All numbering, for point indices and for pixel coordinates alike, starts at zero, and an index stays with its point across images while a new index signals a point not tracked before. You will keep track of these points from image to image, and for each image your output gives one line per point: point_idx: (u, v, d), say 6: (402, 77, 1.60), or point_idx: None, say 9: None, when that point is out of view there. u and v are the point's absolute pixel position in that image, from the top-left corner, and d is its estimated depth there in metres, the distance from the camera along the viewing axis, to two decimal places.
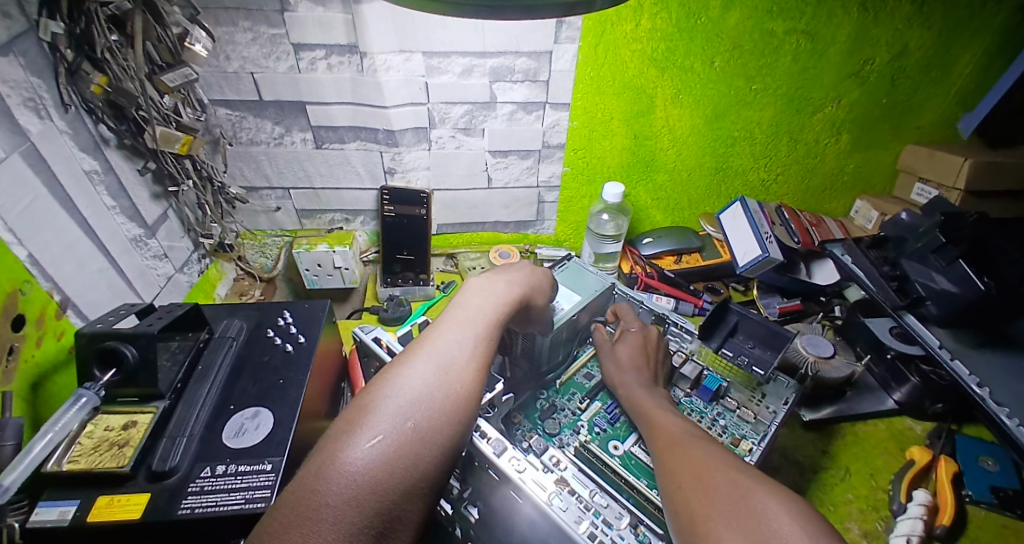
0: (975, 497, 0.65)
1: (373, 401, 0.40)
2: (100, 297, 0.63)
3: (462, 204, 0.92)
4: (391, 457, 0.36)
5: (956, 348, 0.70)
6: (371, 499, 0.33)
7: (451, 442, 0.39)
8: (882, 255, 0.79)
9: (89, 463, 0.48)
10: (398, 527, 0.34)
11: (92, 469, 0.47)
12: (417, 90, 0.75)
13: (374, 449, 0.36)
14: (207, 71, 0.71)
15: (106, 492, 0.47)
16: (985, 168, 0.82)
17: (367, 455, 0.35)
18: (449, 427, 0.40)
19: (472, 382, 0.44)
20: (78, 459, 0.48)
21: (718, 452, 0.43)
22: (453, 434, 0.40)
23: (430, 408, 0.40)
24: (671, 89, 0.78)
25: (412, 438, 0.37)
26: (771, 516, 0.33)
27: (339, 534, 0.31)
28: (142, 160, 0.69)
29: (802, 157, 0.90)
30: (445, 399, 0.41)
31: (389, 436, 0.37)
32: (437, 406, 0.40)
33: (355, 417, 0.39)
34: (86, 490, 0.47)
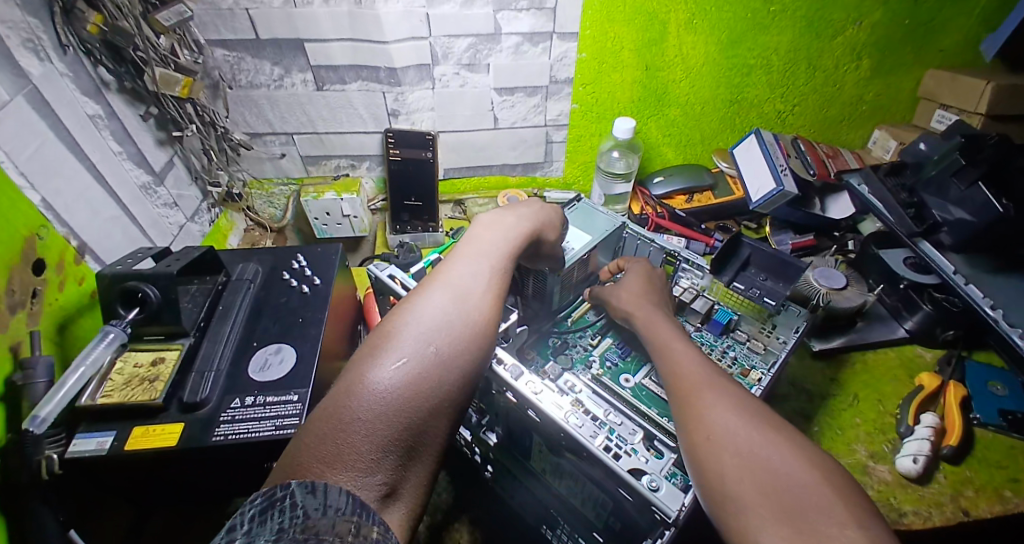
0: (983, 419, 0.66)
1: (395, 328, 0.40)
2: (116, 244, 0.64)
3: (468, 146, 0.90)
4: (416, 378, 0.36)
5: (972, 274, 0.69)
6: (400, 416, 0.33)
7: (472, 366, 0.39)
8: (900, 183, 0.77)
9: (123, 397, 0.50)
10: (426, 442, 0.34)
11: (124, 402, 0.49)
12: (418, 23, 0.72)
13: (400, 370, 0.35)
14: (201, 8, 0.68)
15: (141, 423, 0.49)
16: (1010, 91, 0.79)
17: (393, 375, 0.35)
18: (470, 353, 0.40)
19: (488, 310, 0.44)
20: (111, 393, 0.50)
21: (744, 400, 0.40)
22: (475, 359, 0.40)
23: (450, 334, 0.40)
24: (684, 14, 0.74)
25: (435, 362, 0.37)
26: (774, 456, 0.34)
27: (371, 445, 0.31)
28: (144, 106, 0.68)
29: (820, 85, 0.86)
30: (463, 327, 0.41)
31: (413, 358, 0.37)
32: (457, 333, 0.40)
33: (378, 343, 0.38)
34: (122, 421, 0.49)
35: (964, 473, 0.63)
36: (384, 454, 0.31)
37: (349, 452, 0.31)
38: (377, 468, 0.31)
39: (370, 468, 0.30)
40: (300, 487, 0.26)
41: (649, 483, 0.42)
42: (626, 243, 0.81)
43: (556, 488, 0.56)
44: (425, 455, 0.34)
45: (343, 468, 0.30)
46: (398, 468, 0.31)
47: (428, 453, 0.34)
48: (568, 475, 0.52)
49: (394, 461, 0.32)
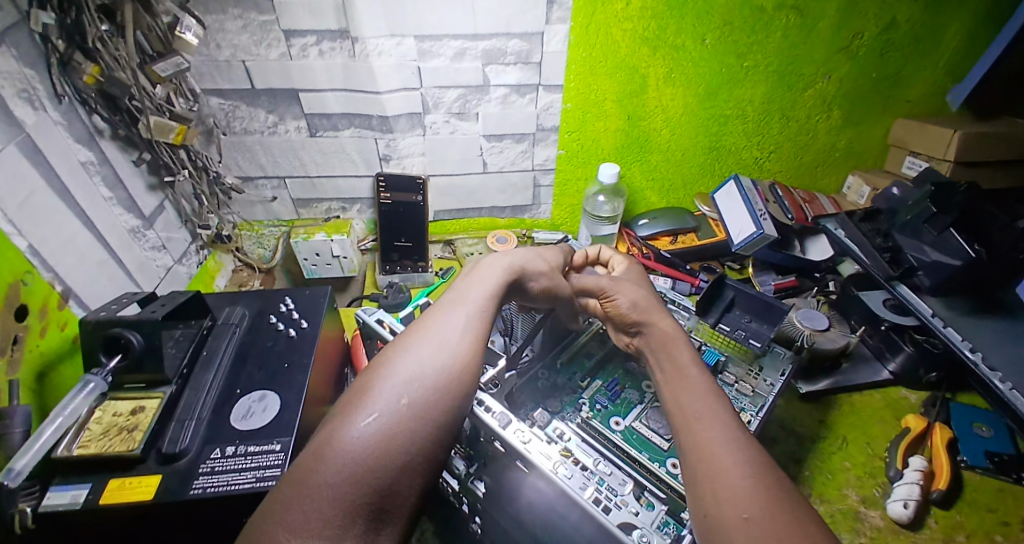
0: (970, 461, 0.67)
1: (370, 381, 0.39)
2: (102, 289, 0.64)
3: (458, 189, 0.92)
4: (387, 434, 0.35)
5: (948, 316, 0.71)
6: (368, 478, 0.33)
7: (447, 417, 0.38)
8: (876, 228, 0.80)
9: (100, 447, 0.48)
10: (396, 503, 0.33)
11: (101, 453, 0.47)
12: (410, 75, 0.75)
13: (370, 427, 0.35)
14: (199, 60, 0.71)
15: (117, 475, 0.47)
16: (974, 139, 0.83)
17: (363, 433, 0.35)
18: (446, 404, 0.39)
19: (469, 358, 0.43)
20: (88, 444, 0.49)
21: (754, 463, 0.37)
22: (451, 409, 0.39)
23: (426, 385, 0.39)
24: (663, 68, 0.78)
25: (408, 415, 0.36)
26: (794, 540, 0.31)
27: (337, 511, 0.31)
28: (137, 152, 0.69)
29: (794, 133, 0.91)
30: (439, 376, 0.40)
31: (385, 413, 0.36)
32: (433, 383, 0.39)
33: (352, 398, 0.38)
34: (96, 473, 0.47)
35: (955, 517, 0.63)
36: (350, 520, 0.31)
37: (314, 520, 0.30)
38: (344, 534, 0.30)
39: (335, 536, 0.30)
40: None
41: (640, 538, 0.41)
42: None
43: (544, 540, 0.54)
44: (395, 518, 0.33)
45: (307, 536, 0.29)
46: (364, 533, 0.31)
47: (397, 513, 0.33)
48: (556, 525, 0.51)
49: (360, 525, 0.31)
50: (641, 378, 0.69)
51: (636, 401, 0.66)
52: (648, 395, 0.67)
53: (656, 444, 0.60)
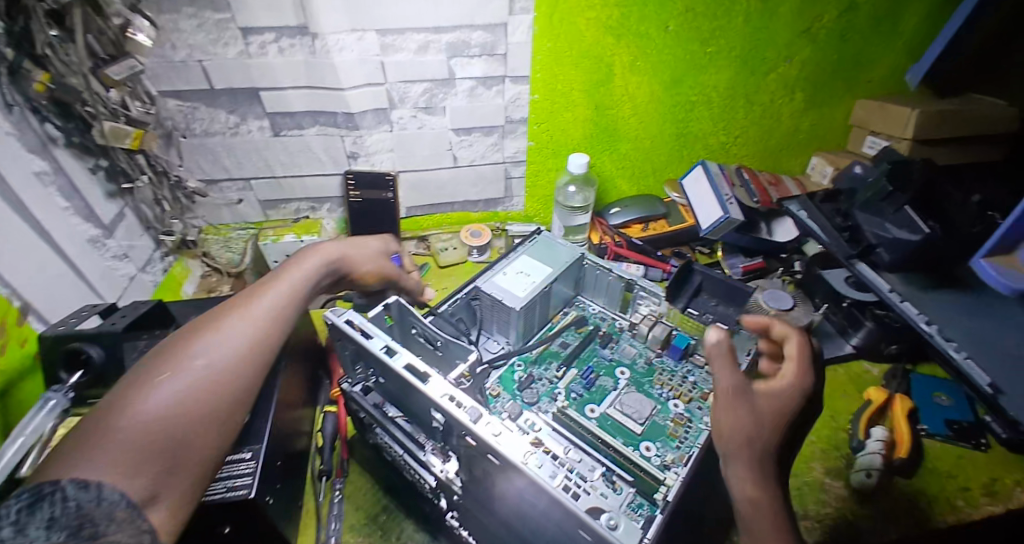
0: (929, 430, 0.70)
1: (178, 349, 0.40)
2: (64, 302, 0.62)
3: (429, 184, 0.92)
4: (186, 395, 0.37)
5: (906, 292, 0.74)
6: (165, 435, 0.35)
7: (250, 380, 0.41)
8: (836, 208, 0.82)
9: None
10: (193, 451, 0.36)
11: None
12: (374, 70, 0.74)
13: (168, 390, 0.36)
14: (154, 61, 0.68)
15: None
16: (933, 117, 0.85)
17: (160, 396, 0.36)
18: (249, 371, 0.41)
19: (281, 335, 0.46)
20: (55, 463, 0.47)
21: None
22: (255, 374, 0.42)
23: (233, 351, 0.41)
24: (628, 57, 0.78)
25: (209, 378, 0.39)
26: None
27: (133, 457, 0.33)
28: (93, 159, 0.67)
29: (759, 118, 0.92)
30: (252, 343, 0.43)
31: (184, 377, 0.38)
32: (238, 350, 0.41)
33: (154, 366, 0.38)
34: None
35: (916, 485, 0.66)
36: (142, 466, 0.33)
37: (101, 464, 0.31)
38: (138, 475, 0.32)
39: (129, 473, 0.32)
40: (71, 486, 0.30)
41: (608, 521, 0.42)
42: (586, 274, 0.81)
43: (519, 529, 0.55)
44: (189, 466, 0.35)
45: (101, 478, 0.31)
46: (156, 480, 0.33)
47: (192, 467, 0.35)
48: (530, 518, 0.52)
49: (155, 471, 0.33)
50: (614, 367, 0.71)
51: (610, 388, 0.68)
52: (621, 383, 0.68)
53: (630, 430, 0.62)
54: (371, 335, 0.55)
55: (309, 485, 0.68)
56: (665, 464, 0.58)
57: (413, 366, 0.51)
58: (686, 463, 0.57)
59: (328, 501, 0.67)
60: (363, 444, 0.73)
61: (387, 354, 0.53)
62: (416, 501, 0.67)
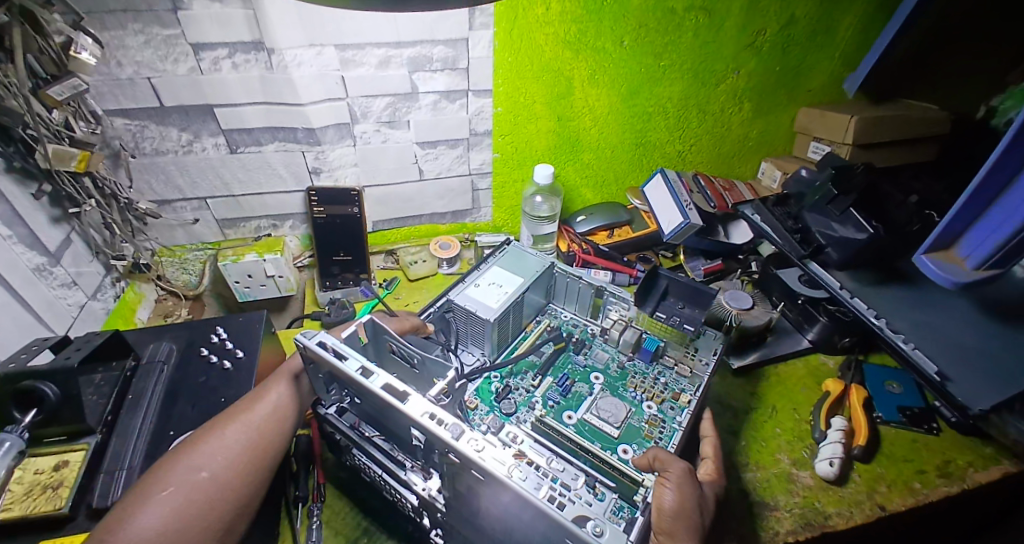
0: (885, 417, 0.74)
1: (183, 459, 0.45)
2: (6, 336, 0.58)
3: (396, 198, 0.91)
4: (178, 514, 0.41)
5: (855, 287, 0.79)
6: None
7: (243, 491, 0.46)
8: (786, 211, 0.85)
9: (23, 510, 0.45)
10: None
11: (24, 516, 0.44)
12: (334, 85, 0.73)
13: (160, 513, 0.41)
14: (98, 79, 0.65)
15: (45, 535, 0.44)
16: (869, 123, 0.91)
17: (152, 518, 0.41)
18: (242, 482, 0.46)
19: (276, 440, 0.50)
20: (10, 507, 0.45)
21: None
22: (247, 485, 0.46)
23: (226, 465, 0.46)
24: (587, 70, 0.81)
25: (204, 495, 0.43)
26: None
27: None
28: (35, 183, 0.63)
29: (712, 126, 0.97)
30: (245, 452, 0.47)
31: (174, 494, 0.42)
32: (234, 463, 0.46)
33: (159, 475, 0.44)
34: (22, 537, 0.44)
35: (876, 470, 0.69)
36: None
37: None
38: None
39: None
40: None
41: (593, 529, 0.42)
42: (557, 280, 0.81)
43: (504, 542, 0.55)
44: None
45: None
46: None
47: None
48: (514, 530, 0.52)
49: None
50: (588, 373, 0.73)
51: (585, 393, 0.69)
52: (596, 389, 0.70)
53: (606, 435, 0.64)
54: (347, 355, 0.52)
55: (284, 514, 0.65)
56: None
57: (392, 388, 0.50)
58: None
59: (305, 530, 0.63)
60: (339, 467, 0.71)
61: (364, 375, 0.51)
62: (397, 521, 0.66)
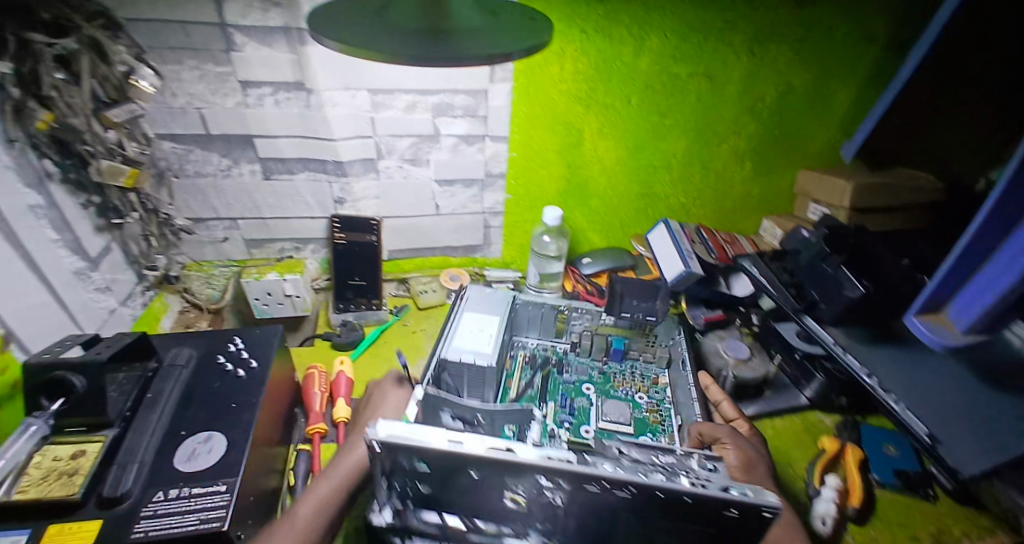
0: (879, 479, 0.74)
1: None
2: (42, 333, 0.62)
3: (413, 230, 0.96)
4: None
5: (850, 343, 0.80)
6: None
7: None
8: (783, 266, 0.91)
9: (38, 494, 0.47)
10: None
11: (39, 499, 0.46)
12: (364, 124, 0.80)
13: None
14: (154, 106, 0.73)
15: (57, 520, 0.46)
16: (867, 188, 0.95)
17: None
18: None
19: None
20: (25, 490, 0.48)
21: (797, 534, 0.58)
22: None
23: None
24: (597, 123, 0.87)
25: None
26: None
27: None
28: (86, 195, 0.69)
29: (714, 182, 1.01)
30: None
31: None
32: None
33: None
34: (36, 520, 0.46)
35: (869, 532, 0.68)
36: None
37: None
38: None
39: None
40: None
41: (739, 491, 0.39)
42: (518, 310, 0.89)
43: None
44: None
45: None
46: None
47: None
48: None
49: None
50: (580, 386, 0.83)
51: (586, 405, 0.79)
52: (594, 398, 0.81)
53: (624, 433, 0.74)
54: (423, 436, 0.42)
55: None
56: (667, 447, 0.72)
57: (496, 446, 0.41)
58: (679, 442, 0.73)
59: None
60: None
61: (453, 444, 0.41)
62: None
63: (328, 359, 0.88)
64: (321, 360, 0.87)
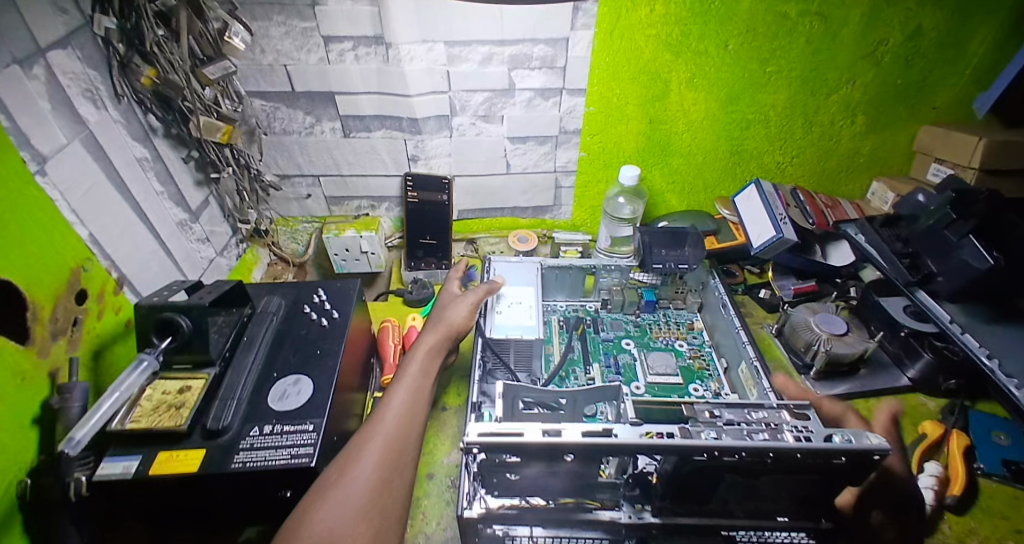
0: (986, 469, 0.66)
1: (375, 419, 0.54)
2: (153, 277, 0.69)
3: (483, 189, 0.95)
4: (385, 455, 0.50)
5: (968, 323, 0.70)
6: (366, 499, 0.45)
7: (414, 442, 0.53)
8: (895, 233, 0.80)
9: (150, 422, 0.53)
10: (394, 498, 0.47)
11: (152, 428, 0.52)
12: (440, 79, 0.79)
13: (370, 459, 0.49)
14: (244, 64, 0.75)
15: (166, 448, 0.52)
16: (1004, 146, 0.81)
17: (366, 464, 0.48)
18: (409, 433, 0.53)
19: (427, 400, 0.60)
20: (139, 419, 0.53)
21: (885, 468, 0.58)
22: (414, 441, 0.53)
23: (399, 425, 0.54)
24: (685, 73, 0.80)
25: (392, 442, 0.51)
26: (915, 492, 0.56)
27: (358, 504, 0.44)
28: (186, 149, 0.74)
29: (818, 139, 0.91)
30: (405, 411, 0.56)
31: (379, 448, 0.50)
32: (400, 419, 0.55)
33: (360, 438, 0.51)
34: (146, 447, 0.52)
35: (969, 523, 0.62)
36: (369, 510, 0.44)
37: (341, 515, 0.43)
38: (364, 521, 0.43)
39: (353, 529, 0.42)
40: None
41: (842, 438, 0.45)
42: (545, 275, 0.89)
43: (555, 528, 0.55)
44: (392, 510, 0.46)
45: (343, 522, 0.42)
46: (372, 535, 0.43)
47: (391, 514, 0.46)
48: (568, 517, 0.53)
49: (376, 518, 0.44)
50: (619, 342, 0.85)
51: (632, 362, 0.81)
52: (636, 352, 0.83)
53: (674, 383, 0.78)
54: (519, 430, 0.46)
55: None
56: (717, 391, 0.77)
57: (592, 431, 0.46)
58: (727, 385, 0.78)
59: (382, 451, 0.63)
60: None
61: (553, 435, 0.46)
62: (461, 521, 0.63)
63: (400, 315, 0.91)
64: (395, 315, 0.90)
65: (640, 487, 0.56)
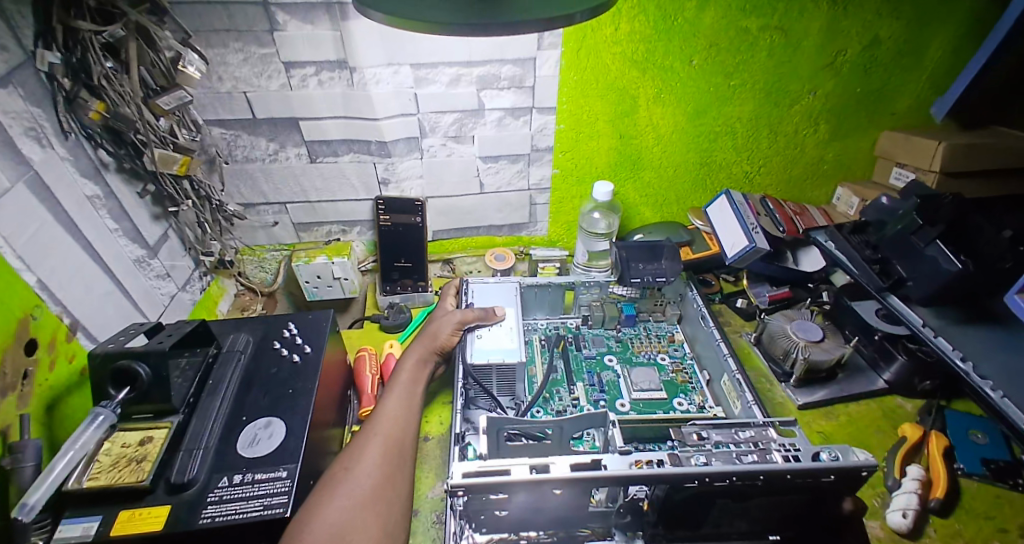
0: (967, 468, 0.67)
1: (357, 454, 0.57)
2: (109, 320, 0.65)
3: (456, 209, 0.94)
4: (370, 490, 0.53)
5: (939, 326, 0.72)
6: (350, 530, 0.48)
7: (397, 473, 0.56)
8: (865, 240, 0.82)
9: (109, 479, 0.49)
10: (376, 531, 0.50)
11: (113, 485, 0.48)
12: (407, 102, 0.77)
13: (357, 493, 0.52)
14: (201, 92, 0.73)
15: (127, 506, 0.48)
16: (964, 149, 0.84)
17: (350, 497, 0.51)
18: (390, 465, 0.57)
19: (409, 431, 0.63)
20: (96, 477, 0.49)
21: None
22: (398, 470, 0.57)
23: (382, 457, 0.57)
24: (653, 89, 0.80)
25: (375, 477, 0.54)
26: None
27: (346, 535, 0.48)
28: (141, 183, 0.71)
29: (783, 148, 0.93)
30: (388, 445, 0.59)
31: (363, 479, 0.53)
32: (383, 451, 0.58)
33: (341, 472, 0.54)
34: (107, 505, 0.48)
35: (955, 525, 0.63)
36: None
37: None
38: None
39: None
40: None
41: (828, 454, 0.45)
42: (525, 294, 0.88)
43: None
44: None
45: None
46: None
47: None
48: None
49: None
50: (601, 358, 0.84)
51: (616, 380, 0.81)
52: (619, 369, 0.82)
53: (658, 399, 0.77)
54: (506, 468, 0.45)
55: None
56: (701, 404, 0.77)
57: (581, 464, 0.45)
58: (710, 398, 0.78)
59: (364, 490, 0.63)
60: None
61: (540, 472, 0.44)
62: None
63: (377, 342, 0.88)
64: (372, 343, 0.87)
65: (632, 513, 0.54)
